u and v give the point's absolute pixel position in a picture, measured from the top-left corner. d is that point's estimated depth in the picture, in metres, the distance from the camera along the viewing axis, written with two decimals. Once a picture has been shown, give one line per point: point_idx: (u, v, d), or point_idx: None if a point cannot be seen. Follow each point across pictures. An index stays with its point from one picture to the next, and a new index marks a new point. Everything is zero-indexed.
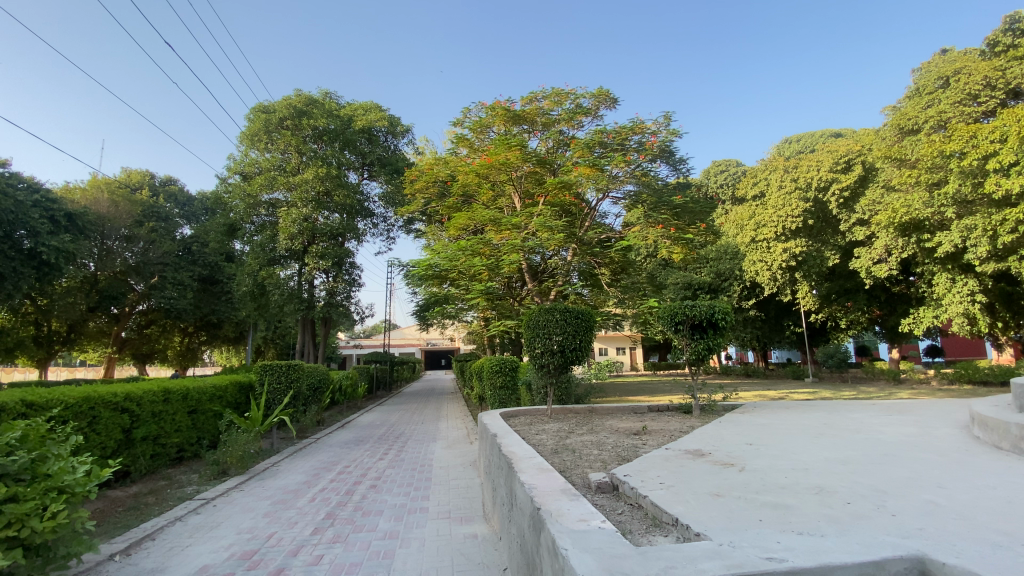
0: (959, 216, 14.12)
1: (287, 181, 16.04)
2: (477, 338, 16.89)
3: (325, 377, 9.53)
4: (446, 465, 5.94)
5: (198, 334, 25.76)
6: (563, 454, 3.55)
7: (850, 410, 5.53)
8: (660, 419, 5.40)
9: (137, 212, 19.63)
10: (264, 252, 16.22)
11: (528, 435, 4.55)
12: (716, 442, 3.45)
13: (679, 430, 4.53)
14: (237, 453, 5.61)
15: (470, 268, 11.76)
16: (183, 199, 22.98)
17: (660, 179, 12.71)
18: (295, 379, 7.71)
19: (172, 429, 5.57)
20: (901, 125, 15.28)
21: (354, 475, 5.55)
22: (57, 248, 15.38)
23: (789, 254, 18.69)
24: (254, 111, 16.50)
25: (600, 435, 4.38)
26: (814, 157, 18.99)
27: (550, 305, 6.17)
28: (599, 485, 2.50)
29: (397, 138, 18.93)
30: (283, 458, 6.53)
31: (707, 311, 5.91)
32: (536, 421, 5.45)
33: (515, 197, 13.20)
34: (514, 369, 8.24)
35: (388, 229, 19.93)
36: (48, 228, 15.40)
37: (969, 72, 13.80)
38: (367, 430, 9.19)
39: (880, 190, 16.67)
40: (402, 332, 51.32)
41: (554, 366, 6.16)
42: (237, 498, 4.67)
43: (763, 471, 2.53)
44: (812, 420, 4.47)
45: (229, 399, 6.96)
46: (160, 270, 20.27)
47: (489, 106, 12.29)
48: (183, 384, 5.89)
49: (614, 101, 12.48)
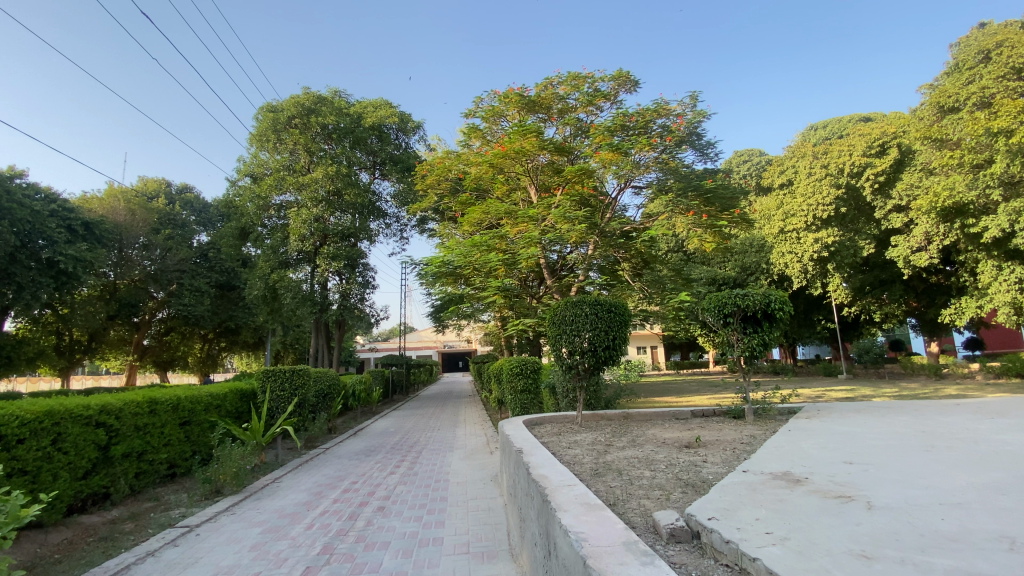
0: (1007, 198, 13.00)
1: (296, 182, 15.55)
2: (494, 338, 16.25)
3: (335, 383, 8.97)
4: (463, 481, 5.26)
5: (217, 340, 25.61)
6: (607, 477, 2.85)
7: (936, 412, 4.73)
8: (710, 427, 4.67)
9: (154, 220, 19.50)
10: (275, 255, 15.82)
11: (559, 450, 3.86)
12: (805, 460, 2.72)
13: (742, 442, 3.79)
14: (231, 469, 5.01)
15: (485, 265, 11.08)
16: (198, 205, 22.78)
17: (687, 164, 11.79)
18: (300, 386, 7.12)
19: (159, 444, 5.02)
20: (941, 104, 14.10)
21: (360, 493, 4.92)
22: (74, 257, 15.11)
23: (821, 244, 17.69)
24: (262, 111, 16.12)
25: (648, 449, 3.67)
26: (845, 141, 17.96)
27: (578, 298, 5.46)
28: (672, 534, 1.79)
29: (408, 135, 18.35)
30: (286, 473, 5.93)
31: (761, 301, 5.13)
32: (565, 431, 4.77)
33: (531, 189, 12.51)
34: (536, 371, 7.55)
35: (402, 229, 19.39)
36: (66, 238, 15.11)
37: (1014, 45, 12.55)
38: (381, 439, 8.60)
39: (919, 174, 15.54)
40: (419, 335, 51.12)
41: (585, 367, 5.49)
42: (226, 525, 4.06)
43: (906, 512, 1.81)
44: (905, 428, 3.69)
45: (228, 409, 6.41)
46: (177, 277, 20.11)
47: (502, 93, 11.63)
48: (173, 394, 5.34)
49: (635, 83, 11.75)
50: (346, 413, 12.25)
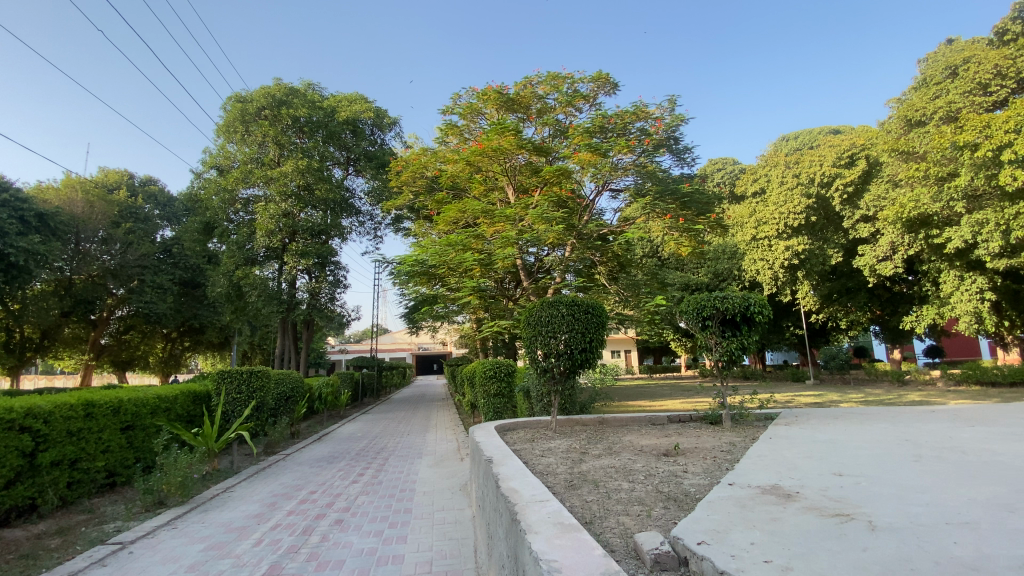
0: (969, 210, 13.40)
1: (264, 175, 14.96)
2: (468, 340, 15.97)
3: (299, 385, 8.56)
4: (429, 490, 4.96)
5: (180, 340, 24.53)
6: (583, 490, 2.61)
7: (914, 419, 4.67)
8: (688, 434, 4.51)
9: (114, 213, 18.51)
10: (241, 251, 15.15)
11: (532, 459, 3.62)
12: (794, 471, 2.55)
13: (722, 450, 3.63)
14: (175, 479, 4.58)
15: (461, 265, 10.77)
16: (163, 199, 21.80)
17: (664, 169, 11.69)
18: (258, 389, 6.72)
19: (97, 451, 4.58)
20: (908, 117, 14.48)
21: (318, 504, 4.57)
22: (26, 250, 14.17)
23: (792, 252, 17.95)
24: (230, 101, 15.49)
25: (625, 458, 3.45)
26: (816, 152, 18.34)
27: (555, 298, 5.26)
28: (657, 560, 1.56)
29: (384, 131, 17.93)
30: (240, 481, 5.53)
31: (741, 304, 5.00)
32: (539, 438, 4.54)
33: (508, 189, 12.30)
34: (510, 374, 7.31)
35: (375, 228, 18.92)
36: (16, 229, 14.15)
37: (979, 62, 13.00)
38: (346, 444, 8.21)
39: (885, 185, 15.98)
40: (392, 337, 50.33)
41: (560, 370, 5.28)
42: (164, 542, 3.68)
43: (914, 535, 1.64)
44: (889, 437, 3.59)
45: (178, 413, 5.97)
46: (138, 273, 19.15)
47: (480, 90, 11.38)
48: (114, 396, 4.90)
49: (614, 85, 11.68)
50: (312, 417, 11.73)
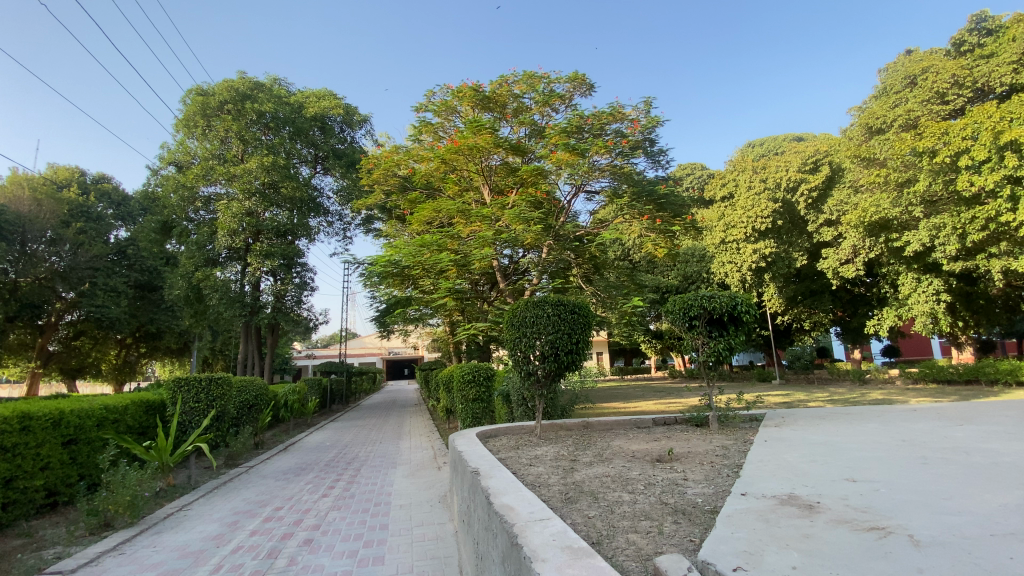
0: (927, 215, 13.91)
1: (227, 172, 14.28)
2: (442, 344, 15.60)
3: (263, 393, 8.09)
4: (406, 503, 4.65)
5: (135, 346, 23.24)
6: (581, 504, 2.39)
7: (899, 419, 4.66)
8: (677, 437, 4.37)
9: (63, 212, 17.38)
10: (201, 251, 14.40)
11: (519, 469, 3.39)
12: (803, 478, 2.41)
13: (716, 454, 3.48)
14: (125, 498, 4.12)
15: (435, 266, 10.43)
16: (117, 197, 20.63)
17: (639, 171, 11.64)
18: (219, 398, 6.25)
19: (36, 468, 4.08)
20: (870, 124, 14.97)
21: (284, 523, 4.20)
22: None
23: (759, 255, 18.32)
24: (190, 94, 14.74)
25: (618, 466, 3.25)
26: (782, 158, 18.79)
27: (539, 298, 5.07)
28: None
29: (354, 129, 17.44)
30: (197, 498, 5.08)
31: (728, 304, 4.91)
32: (523, 445, 4.31)
33: (484, 190, 12.03)
34: (489, 378, 7.06)
35: (345, 228, 18.36)
36: None
37: (937, 71, 13.51)
38: (314, 454, 7.78)
39: (847, 190, 16.50)
40: (362, 342, 49.36)
41: (544, 373, 5.08)
42: (109, 571, 3.26)
43: (963, 553, 1.51)
44: (884, 439, 3.52)
45: (128, 425, 5.47)
46: (90, 276, 18.03)
47: (455, 88, 11.12)
48: (56, 407, 4.41)
49: (590, 86, 11.62)
50: (277, 425, 11.17)
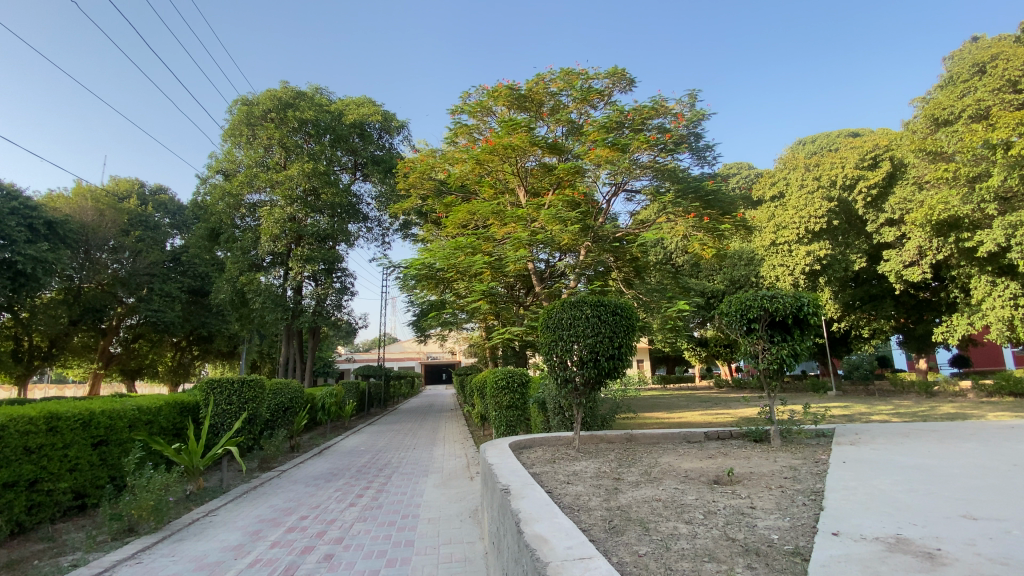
0: (1003, 212, 12.59)
1: (269, 178, 14.58)
2: (478, 350, 15.36)
3: (299, 395, 8.05)
4: (435, 517, 4.36)
5: (189, 348, 24.18)
6: (629, 537, 2.01)
7: (999, 439, 3.99)
8: (733, 455, 3.89)
9: (124, 221, 18.21)
10: (245, 257, 14.75)
11: (555, 487, 3.02)
12: (909, 514, 1.95)
13: (785, 477, 3.00)
14: (148, 503, 4.01)
15: (470, 269, 10.18)
16: (173, 207, 21.56)
17: (684, 168, 11.07)
18: (250, 400, 6.18)
19: (63, 470, 4.04)
20: (935, 115, 13.65)
21: (306, 534, 3.97)
22: (35, 257, 13.85)
23: (813, 258, 17.12)
24: (236, 105, 15.21)
25: (668, 488, 2.83)
26: (837, 155, 17.66)
27: (577, 298, 4.71)
28: None
29: (392, 134, 17.53)
30: (225, 503, 4.96)
31: (792, 306, 4.40)
32: (561, 459, 3.94)
33: (520, 192, 11.76)
34: (524, 385, 6.71)
35: (383, 234, 18.52)
36: (26, 237, 13.88)
37: (1011, 56, 12.27)
38: (347, 459, 7.63)
39: (911, 188, 15.21)
40: (402, 346, 50.08)
41: (583, 381, 4.70)
42: None
43: None
44: (993, 463, 2.95)
45: (161, 426, 5.45)
46: (147, 282, 18.83)
47: (490, 88, 10.95)
48: (86, 407, 4.38)
49: (630, 82, 11.17)
50: (314, 428, 11.18)
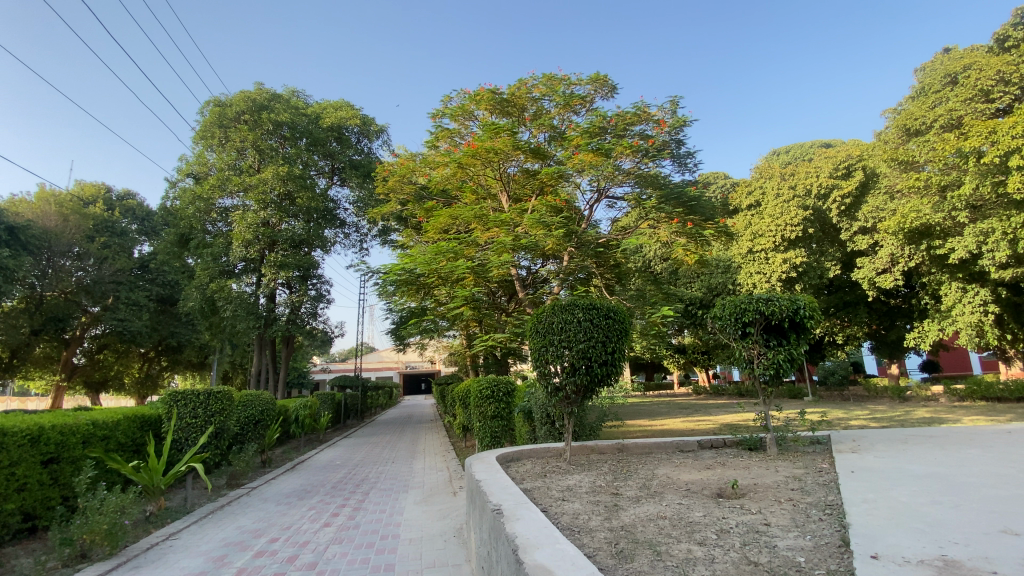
0: (974, 221, 12.90)
1: (241, 182, 14.06)
2: (459, 358, 15.05)
3: (270, 407, 7.63)
4: (417, 537, 4.07)
5: (157, 359, 23.19)
6: (642, 563, 1.79)
7: (997, 444, 3.90)
8: (732, 465, 3.72)
9: (88, 226, 17.39)
10: (216, 263, 14.16)
11: (550, 504, 2.79)
12: (945, 531, 1.78)
13: (792, 489, 2.83)
14: (102, 526, 3.63)
15: (451, 274, 9.90)
16: (141, 212, 20.74)
17: (666, 175, 11.03)
18: (218, 413, 5.78)
19: (7, 490, 3.64)
20: (907, 125, 14.02)
21: (275, 560, 3.63)
22: None
23: (789, 265, 17.34)
24: (208, 105, 14.70)
25: (673, 504, 2.62)
26: (813, 164, 18.00)
27: (569, 301, 4.51)
28: None
29: (371, 139, 17.20)
30: (188, 525, 4.57)
31: (788, 309, 4.28)
32: (552, 472, 3.72)
33: (502, 197, 11.55)
34: (509, 394, 6.48)
35: (361, 240, 18.11)
36: None
37: (980, 68, 12.60)
38: (323, 474, 7.24)
39: (883, 197, 15.57)
40: (380, 356, 49.11)
41: (574, 389, 4.49)
42: None
43: None
44: (1003, 471, 2.84)
45: (118, 442, 5.03)
46: (113, 290, 18.00)
47: (472, 91, 10.80)
48: (35, 422, 3.98)
49: (612, 88, 11.13)
50: (287, 441, 10.71)
